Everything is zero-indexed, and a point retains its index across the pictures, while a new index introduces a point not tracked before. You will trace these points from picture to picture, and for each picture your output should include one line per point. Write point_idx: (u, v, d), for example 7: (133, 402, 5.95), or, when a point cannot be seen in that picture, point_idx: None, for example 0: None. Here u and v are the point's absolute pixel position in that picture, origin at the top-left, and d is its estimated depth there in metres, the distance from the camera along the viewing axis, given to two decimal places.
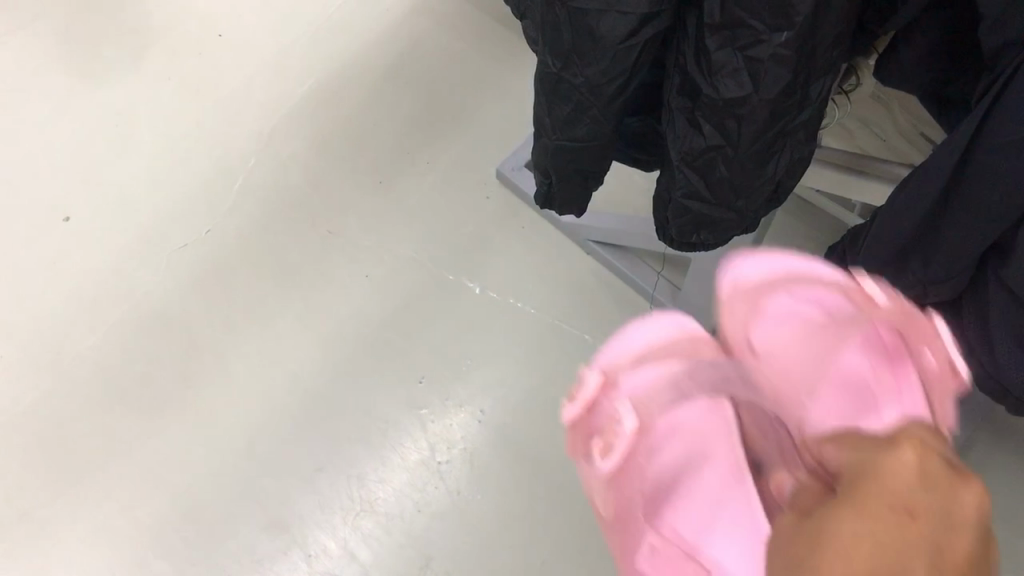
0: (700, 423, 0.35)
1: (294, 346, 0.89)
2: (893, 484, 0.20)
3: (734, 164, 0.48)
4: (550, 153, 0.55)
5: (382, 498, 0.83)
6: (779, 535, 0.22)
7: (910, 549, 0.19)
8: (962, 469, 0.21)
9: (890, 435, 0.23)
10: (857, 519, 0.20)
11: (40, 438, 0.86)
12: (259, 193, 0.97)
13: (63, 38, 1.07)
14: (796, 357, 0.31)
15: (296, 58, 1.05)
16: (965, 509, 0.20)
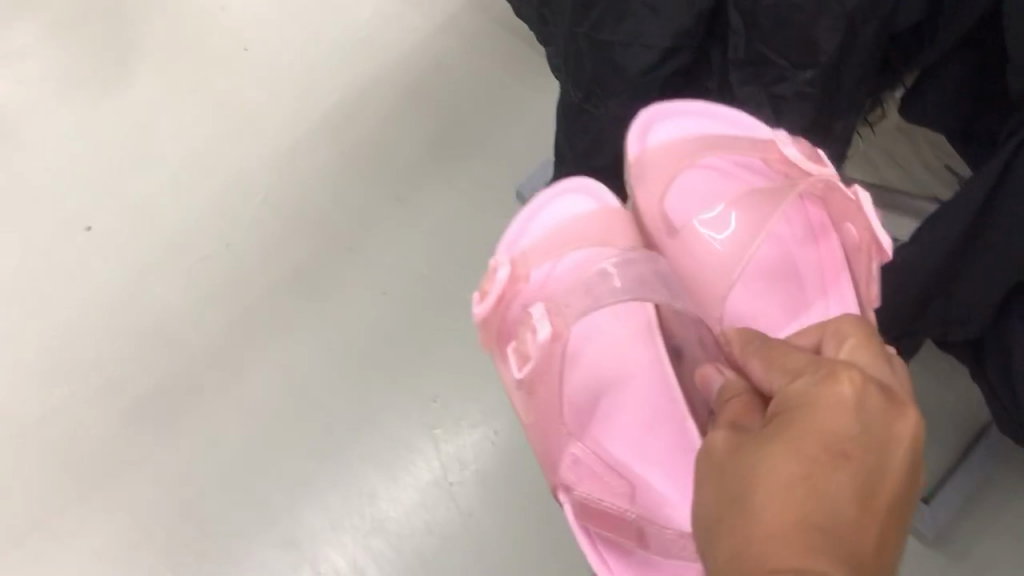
0: (609, 325, 0.65)
1: (310, 364, 0.90)
2: (831, 424, 0.33)
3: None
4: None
5: (391, 517, 0.84)
6: (726, 449, 0.35)
7: (823, 470, 0.32)
8: (891, 403, 0.34)
9: (817, 364, 0.36)
10: (788, 445, 0.33)
11: (59, 446, 0.88)
12: (279, 207, 0.97)
13: (83, 37, 1.05)
14: (735, 236, 0.57)
15: (321, 71, 1.02)
16: (880, 442, 0.33)
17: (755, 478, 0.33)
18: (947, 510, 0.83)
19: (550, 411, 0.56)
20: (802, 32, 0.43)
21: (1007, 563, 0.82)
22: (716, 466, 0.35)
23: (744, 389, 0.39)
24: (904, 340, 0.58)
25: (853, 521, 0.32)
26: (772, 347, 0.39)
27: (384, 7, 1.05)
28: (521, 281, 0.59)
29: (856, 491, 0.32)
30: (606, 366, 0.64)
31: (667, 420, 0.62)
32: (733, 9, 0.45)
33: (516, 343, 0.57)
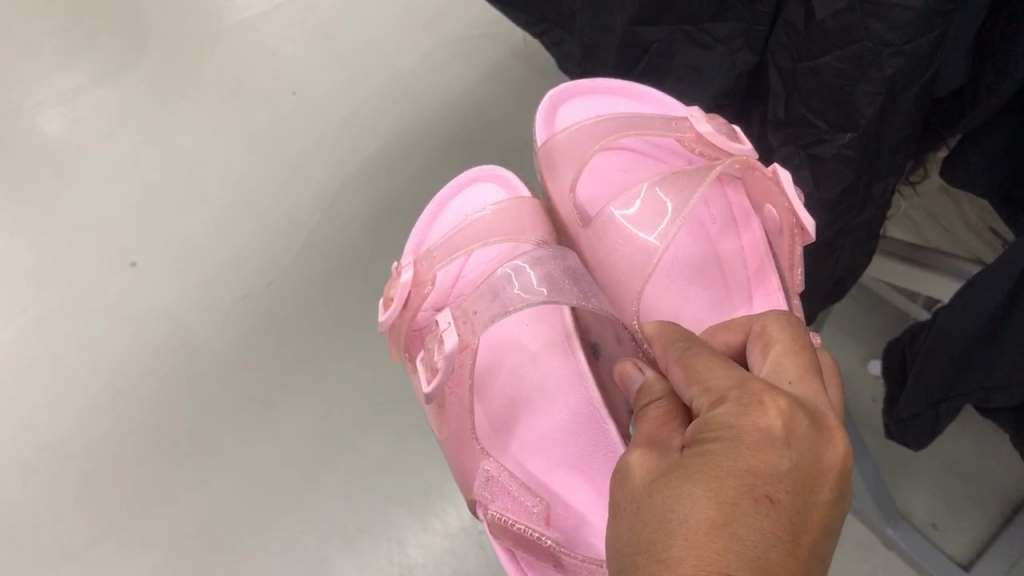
0: (526, 334, 0.66)
1: (349, 411, 0.92)
2: (756, 469, 0.33)
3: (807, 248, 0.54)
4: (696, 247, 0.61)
5: (419, 563, 0.87)
6: (647, 484, 0.35)
7: (742, 514, 0.32)
8: (813, 436, 0.35)
9: (741, 390, 0.36)
10: (709, 482, 0.33)
11: (93, 479, 0.89)
12: (321, 251, 0.98)
13: (137, 76, 1.07)
14: (653, 214, 0.58)
15: (367, 115, 1.04)
16: (803, 485, 0.34)
17: (671, 521, 0.32)
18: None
19: (461, 421, 0.59)
20: (836, 95, 0.44)
21: None
22: (637, 503, 0.35)
23: (664, 395, 0.41)
24: (944, 403, 0.57)
25: (777, 564, 0.31)
26: (692, 358, 0.40)
27: (434, 58, 1.06)
28: (427, 283, 0.59)
29: (776, 534, 0.32)
30: (524, 371, 0.65)
31: (586, 422, 0.62)
32: (774, 71, 0.48)
33: (425, 354, 0.56)
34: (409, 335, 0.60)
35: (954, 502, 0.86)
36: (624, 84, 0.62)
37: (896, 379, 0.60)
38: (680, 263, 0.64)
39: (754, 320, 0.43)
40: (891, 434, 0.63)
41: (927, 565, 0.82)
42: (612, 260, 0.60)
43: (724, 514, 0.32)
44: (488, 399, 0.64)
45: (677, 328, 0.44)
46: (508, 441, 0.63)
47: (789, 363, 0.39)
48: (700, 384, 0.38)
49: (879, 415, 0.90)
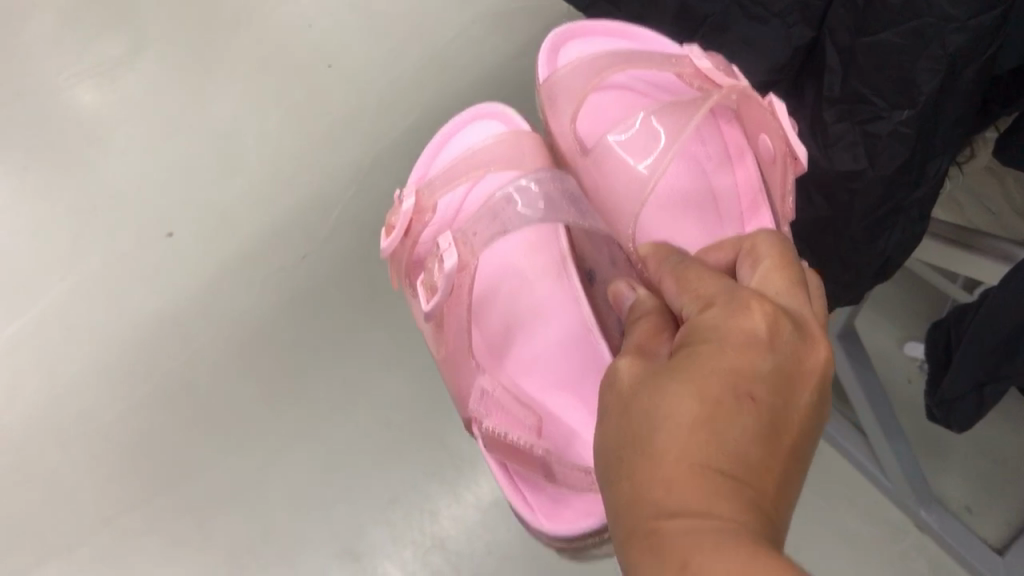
0: (522, 258, 0.66)
1: (385, 382, 0.93)
2: (740, 369, 0.33)
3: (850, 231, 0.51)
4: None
5: (451, 535, 0.88)
6: (631, 385, 0.35)
7: (725, 414, 0.32)
8: (795, 335, 0.34)
9: (729, 295, 0.35)
10: (693, 381, 0.32)
11: (131, 445, 0.90)
12: (356, 222, 0.98)
13: (167, 38, 1.05)
14: (649, 143, 0.57)
15: (405, 88, 1.04)
16: (785, 385, 0.33)
17: (656, 423, 0.32)
18: None
19: (459, 341, 0.57)
20: (896, 70, 0.44)
21: None
22: (622, 403, 0.34)
23: (651, 307, 0.40)
24: (989, 387, 0.56)
25: (757, 461, 0.31)
26: (683, 270, 0.39)
27: (470, 31, 1.06)
28: (426, 211, 0.59)
29: (758, 432, 0.32)
30: (520, 294, 0.65)
31: (581, 341, 0.63)
32: (831, 46, 0.48)
33: (425, 274, 0.56)
34: (409, 262, 0.61)
35: (989, 486, 0.86)
36: (623, 27, 0.62)
37: (940, 360, 0.59)
38: (675, 196, 0.63)
39: (744, 238, 0.41)
40: (933, 418, 0.62)
41: (960, 548, 0.82)
42: (610, 194, 0.59)
43: (707, 415, 0.32)
44: (484, 323, 0.64)
45: (672, 247, 0.44)
46: (505, 362, 0.63)
47: (776, 276, 0.37)
48: (691, 292, 0.38)
49: (914, 397, 0.89)
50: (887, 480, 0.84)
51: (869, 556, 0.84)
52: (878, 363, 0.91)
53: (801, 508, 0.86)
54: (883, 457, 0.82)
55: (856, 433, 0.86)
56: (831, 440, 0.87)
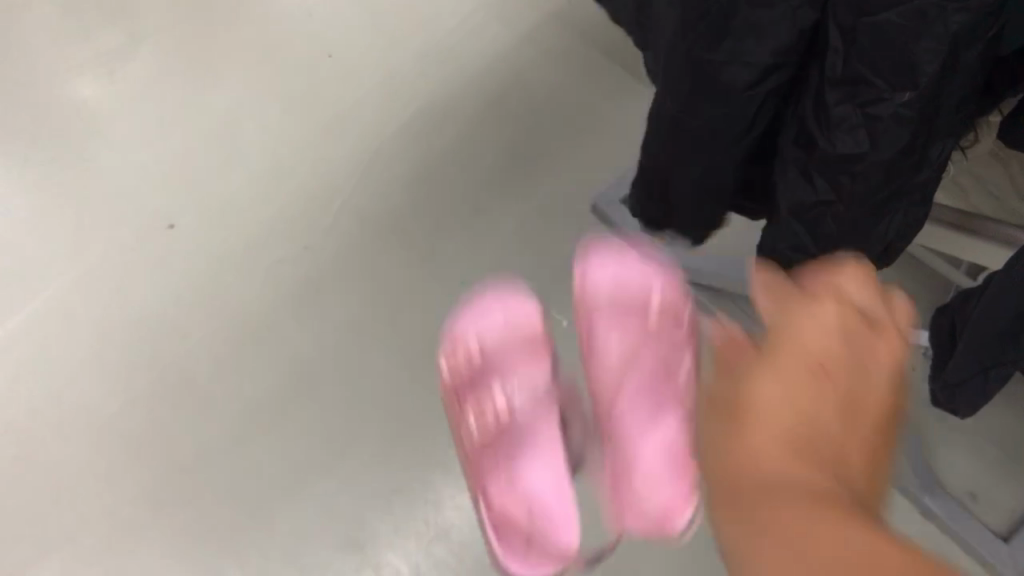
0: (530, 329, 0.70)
1: (386, 370, 0.92)
2: (818, 355, 0.38)
3: (846, 223, 0.46)
4: (675, 183, 0.53)
5: (455, 526, 0.86)
6: (719, 392, 0.39)
7: (810, 414, 0.37)
8: (867, 327, 0.39)
9: (807, 309, 0.39)
10: (780, 381, 0.37)
11: (134, 437, 0.90)
12: (357, 213, 0.99)
13: (169, 43, 1.07)
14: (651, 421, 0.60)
15: (405, 79, 1.04)
16: (854, 382, 0.38)
17: (745, 425, 0.37)
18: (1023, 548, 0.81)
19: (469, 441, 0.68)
20: (899, 52, 0.38)
21: None
22: (711, 410, 0.39)
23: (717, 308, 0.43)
24: (993, 372, 0.56)
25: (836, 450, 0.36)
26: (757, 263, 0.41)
27: (469, 21, 1.06)
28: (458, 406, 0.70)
29: (834, 418, 0.37)
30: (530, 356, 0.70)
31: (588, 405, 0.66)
32: (832, 26, 0.40)
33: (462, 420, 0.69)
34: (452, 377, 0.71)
35: (995, 474, 0.85)
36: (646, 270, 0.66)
37: (944, 347, 0.59)
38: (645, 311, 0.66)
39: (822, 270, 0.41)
40: (936, 400, 0.62)
41: (963, 533, 0.82)
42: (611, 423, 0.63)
43: (798, 418, 0.37)
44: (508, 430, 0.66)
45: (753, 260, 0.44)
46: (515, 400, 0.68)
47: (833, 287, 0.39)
48: (766, 296, 0.40)
49: (918, 384, 0.88)
50: None
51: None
52: None
53: None
54: None
55: None
56: None
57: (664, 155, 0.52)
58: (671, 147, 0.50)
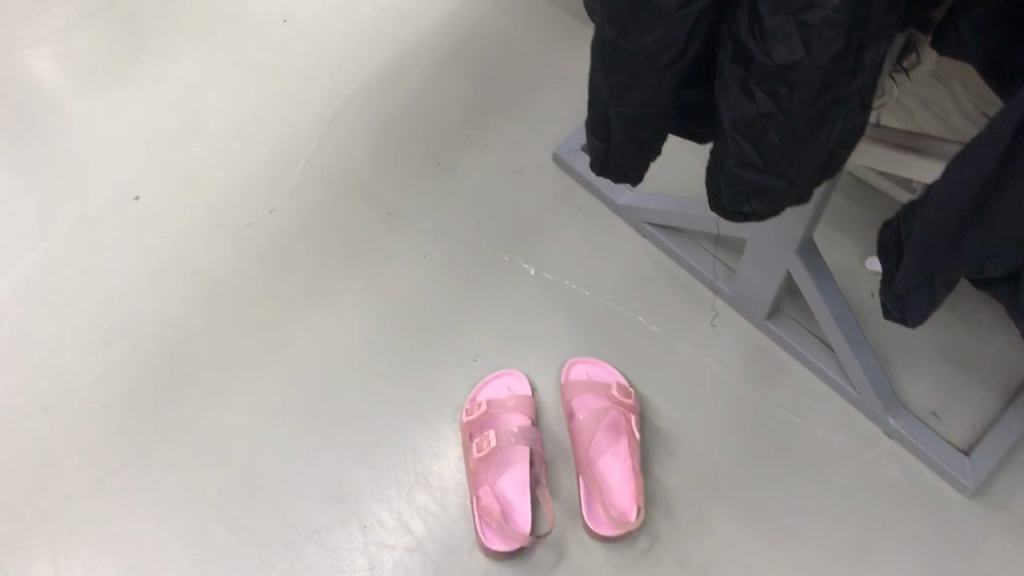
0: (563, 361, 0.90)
1: (357, 323, 0.93)
2: None
3: (788, 132, 0.47)
4: (616, 120, 0.52)
5: (436, 472, 0.85)
6: None
7: None
8: None
9: None
10: None
11: (111, 406, 0.89)
12: (321, 173, 1.02)
13: (128, 35, 1.12)
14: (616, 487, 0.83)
15: (357, 43, 1.11)
16: None
17: None
18: (986, 461, 0.82)
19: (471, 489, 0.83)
20: None
21: None
22: None
23: None
24: (940, 279, 0.58)
25: None
26: None
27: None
28: (470, 422, 0.86)
29: None
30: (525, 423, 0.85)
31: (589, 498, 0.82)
32: None
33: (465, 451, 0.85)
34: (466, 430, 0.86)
35: (957, 391, 0.87)
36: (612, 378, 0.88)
37: (892, 259, 0.61)
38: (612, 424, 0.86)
39: None
40: (890, 316, 0.63)
41: (927, 452, 0.83)
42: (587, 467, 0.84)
43: None
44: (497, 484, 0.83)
45: None
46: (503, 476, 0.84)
47: None
48: None
49: (876, 309, 0.91)
50: (854, 388, 0.86)
51: (856, 466, 0.84)
52: (841, 279, 0.93)
53: (783, 425, 0.86)
54: (849, 367, 0.85)
55: (820, 348, 0.88)
56: (797, 357, 0.89)
57: (603, 88, 0.51)
58: (610, 77, 0.49)
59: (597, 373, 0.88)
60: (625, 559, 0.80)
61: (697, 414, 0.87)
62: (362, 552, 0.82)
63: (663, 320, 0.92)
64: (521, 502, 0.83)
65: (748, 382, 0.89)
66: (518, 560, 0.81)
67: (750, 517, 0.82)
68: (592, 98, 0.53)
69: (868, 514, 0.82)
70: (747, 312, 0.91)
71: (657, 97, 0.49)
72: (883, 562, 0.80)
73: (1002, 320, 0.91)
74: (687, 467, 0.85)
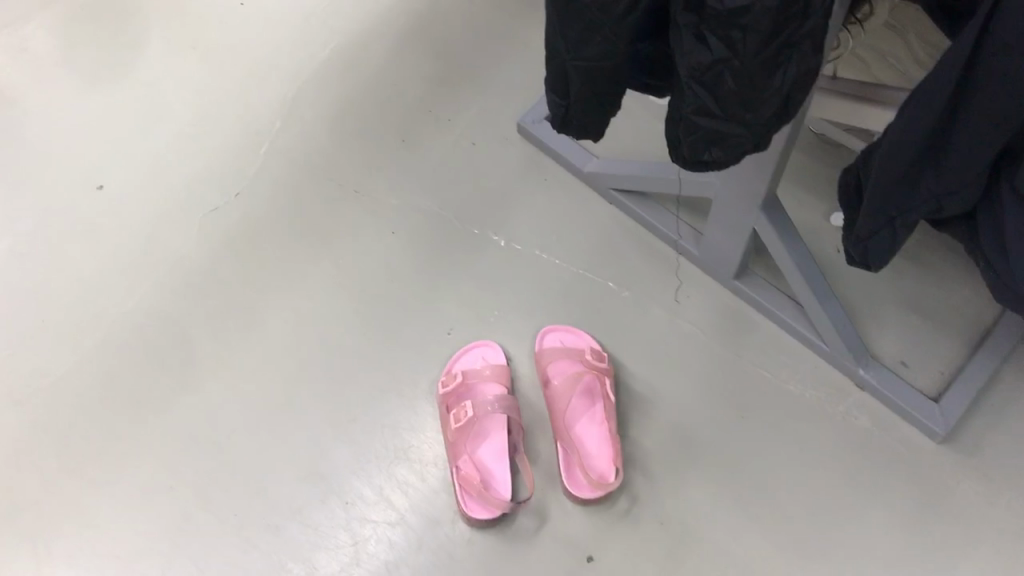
0: (537, 332, 0.90)
1: (328, 301, 0.93)
2: None
3: (742, 77, 0.47)
4: (573, 74, 0.52)
5: (414, 445, 0.86)
6: None
7: None
8: None
9: None
10: None
11: (84, 397, 0.88)
12: (285, 155, 1.02)
13: (88, 29, 1.12)
14: (596, 450, 0.83)
15: (316, 25, 1.12)
16: None
17: None
18: (955, 406, 0.83)
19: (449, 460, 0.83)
20: None
21: (1018, 442, 0.83)
22: None
23: None
24: (900, 222, 0.59)
25: None
26: None
27: None
28: (445, 394, 0.86)
29: None
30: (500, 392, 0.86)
31: (569, 462, 0.82)
32: None
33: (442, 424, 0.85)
34: (442, 402, 0.86)
35: (924, 340, 0.88)
36: (584, 343, 0.88)
37: (852, 206, 0.62)
38: (587, 389, 0.86)
39: None
40: (853, 262, 0.64)
41: (898, 400, 0.84)
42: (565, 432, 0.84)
43: None
44: (475, 454, 0.84)
45: None
46: (480, 446, 0.84)
47: None
48: None
49: (841, 263, 0.93)
50: (824, 343, 0.87)
51: (829, 419, 0.85)
52: (807, 236, 0.95)
53: (755, 382, 0.87)
54: (819, 322, 0.86)
55: (788, 304, 0.89)
56: (766, 314, 0.90)
57: (559, 42, 0.51)
58: (565, 30, 0.50)
59: (569, 340, 0.89)
60: (606, 521, 0.81)
61: (671, 375, 0.88)
62: (344, 529, 0.82)
63: (633, 284, 0.93)
64: (501, 470, 0.83)
65: (720, 342, 0.90)
66: (500, 527, 0.81)
67: (727, 474, 0.83)
68: (550, 55, 0.53)
69: (842, 465, 0.83)
70: (715, 273, 0.92)
71: (613, 48, 0.49)
72: (860, 511, 0.81)
73: (964, 268, 0.92)
74: (664, 427, 0.86)
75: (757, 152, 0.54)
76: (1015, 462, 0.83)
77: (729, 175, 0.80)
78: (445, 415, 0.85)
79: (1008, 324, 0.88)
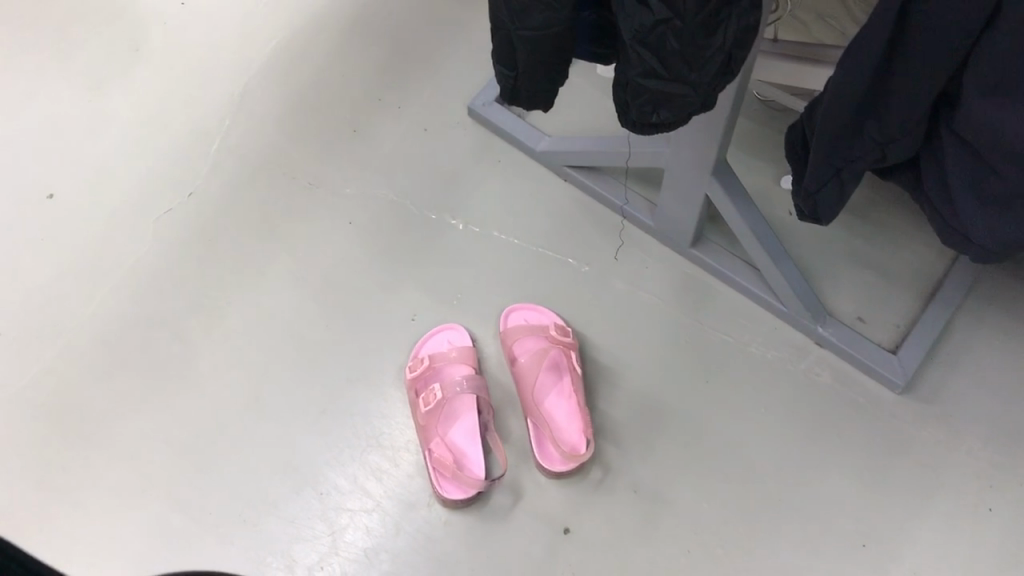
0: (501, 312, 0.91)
1: (290, 295, 0.93)
2: None
3: (684, 35, 0.48)
4: (519, 45, 0.53)
5: (386, 432, 0.86)
6: None
7: None
8: None
9: None
10: None
11: (47, 407, 0.87)
12: (237, 152, 1.01)
13: (28, 38, 1.11)
14: (566, 423, 0.84)
15: (259, 21, 1.11)
16: None
17: None
18: (913, 357, 0.85)
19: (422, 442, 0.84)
20: None
21: (975, 388, 0.86)
22: None
23: None
24: (847, 174, 0.60)
25: None
26: None
27: None
28: (413, 377, 0.86)
29: None
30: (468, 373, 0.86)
31: (541, 437, 0.83)
32: None
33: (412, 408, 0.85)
34: (410, 387, 0.86)
35: (880, 295, 0.90)
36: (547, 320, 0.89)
37: (800, 162, 0.63)
38: (554, 363, 0.87)
39: None
40: (804, 216, 0.66)
41: (857, 355, 0.86)
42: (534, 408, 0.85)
43: None
44: (446, 435, 0.84)
45: None
46: (451, 427, 0.84)
47: None
48: None
49: (794, 225, 0.94)
50: (781, 303, 0.88)
51: (792, 378, 0.87)
52: (759, 201, 0.96)
53: (717, 347, 0.89)
54: (776, 283, 0.87)
55: (745, 268, 0.91)
56: (724, 279, 0.92)
57: (504, 13, 0.52)
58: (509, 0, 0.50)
59: (533, 317, 0.89)
60: (581, 493, 0.82)
61: (635, 345, 0.89)
62: (321, 519, 0.82)
63: (593, 259, 0.94)
64: (473, 449, 0.83)
65: (681, 310, 0.91)
66: (476, 506, 0.82)
67: (696, 439, 0.84)
68: (495, 27, 0.54)
69: (806, 422, 0.85)
70: (672, 242, 0.94)
71: (557, 15, 0.50)
72: (829, 465, 0.83)
73: (913, 223, 0.95)
74: (632, 397, 0.87)
75: (704, 112, 0.55)
76: (973, 408, 0.85)
77: (679, 144, 0.82)
78: (414, 399, 0.85)
79: (957, 275, 0.90)
